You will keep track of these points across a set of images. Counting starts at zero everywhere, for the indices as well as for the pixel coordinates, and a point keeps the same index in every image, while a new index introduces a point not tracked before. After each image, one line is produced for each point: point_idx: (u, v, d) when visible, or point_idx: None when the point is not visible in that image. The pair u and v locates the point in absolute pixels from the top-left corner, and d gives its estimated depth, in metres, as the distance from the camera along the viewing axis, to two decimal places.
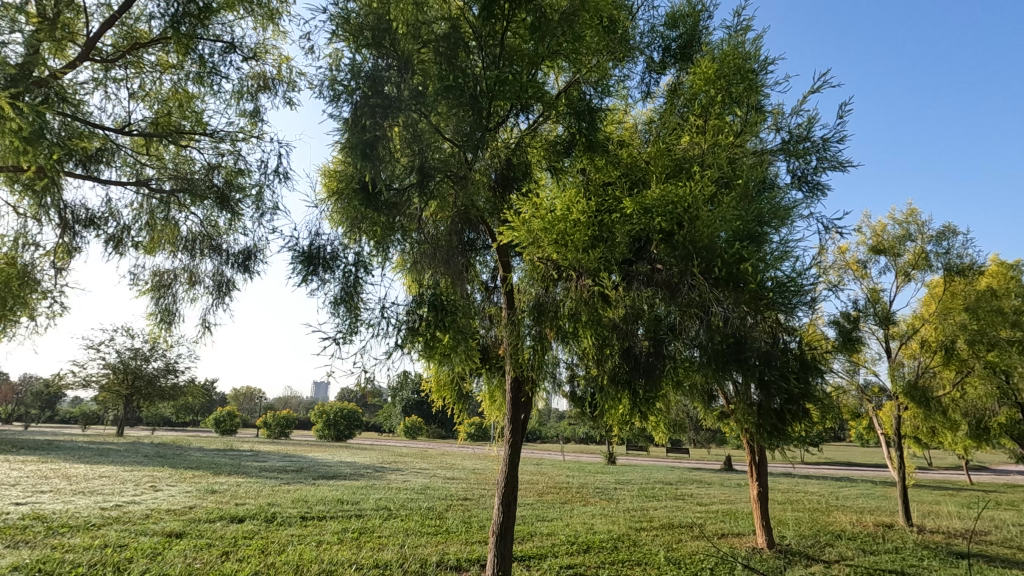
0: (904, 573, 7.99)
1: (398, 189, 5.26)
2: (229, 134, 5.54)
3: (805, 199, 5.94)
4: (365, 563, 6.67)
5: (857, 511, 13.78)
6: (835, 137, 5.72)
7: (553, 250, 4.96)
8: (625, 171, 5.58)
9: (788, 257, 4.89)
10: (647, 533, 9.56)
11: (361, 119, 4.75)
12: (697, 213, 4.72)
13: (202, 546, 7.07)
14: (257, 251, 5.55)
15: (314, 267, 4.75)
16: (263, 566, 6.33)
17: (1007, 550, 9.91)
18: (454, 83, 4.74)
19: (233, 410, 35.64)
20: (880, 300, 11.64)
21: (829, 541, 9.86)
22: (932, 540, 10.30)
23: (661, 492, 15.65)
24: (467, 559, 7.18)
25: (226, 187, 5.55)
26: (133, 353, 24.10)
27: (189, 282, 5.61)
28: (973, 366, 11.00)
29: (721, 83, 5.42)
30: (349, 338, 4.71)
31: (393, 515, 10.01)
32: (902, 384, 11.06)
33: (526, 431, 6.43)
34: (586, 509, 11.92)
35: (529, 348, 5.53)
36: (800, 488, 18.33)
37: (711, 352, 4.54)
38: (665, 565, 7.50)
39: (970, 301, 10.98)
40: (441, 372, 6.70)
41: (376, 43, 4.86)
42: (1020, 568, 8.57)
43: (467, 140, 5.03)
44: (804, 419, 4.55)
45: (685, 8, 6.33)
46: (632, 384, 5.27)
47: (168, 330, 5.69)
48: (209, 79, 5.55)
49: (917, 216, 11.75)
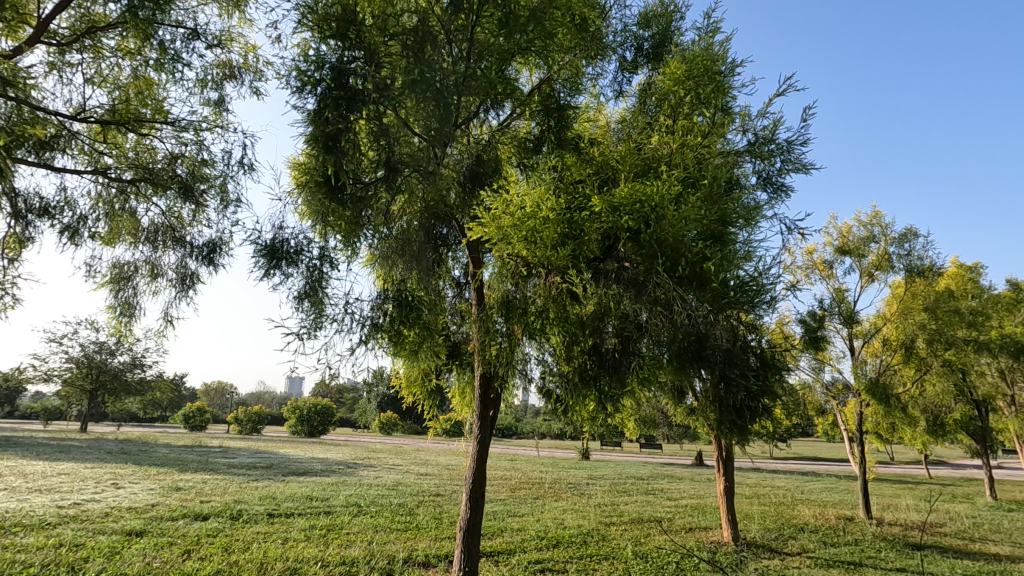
0: (862, 564, 8.24)
1: (364, 183, 5.11)
2: (192, 123, 5.39)
3: (769, 200, 6.10)
4: (331, 560, 6.61)
5: (820, 504, 14.15)
6: (798, 139, 5.88)
7: (523, 247, 4.99)
8: (596, 168, 5.58)
9: (751, 257, 5.00)
10: (616, 528, 9.68)
11: (325, 111, 4.64)
12: (664, 212, 4.73)
13: (162, 545, 6.88)
14: (222, 244, 5.42)
15: (278, 260, 4.66)
16: (226, 566, 6.19)
17: (960, 541, 10.31)
18: (420, 76, 4.72)
19: (202, 406, 34.90)
20: (845, 300, 11.91)
21: (792, 534, 10.11)
22: (890, 532, 10.63)
23: (633, 487, 15.85)
24: (435, 556, 7.17)
25: (190, 178, 5.41)
26: (98, 347, 23.41)
27: (150, 275, 5.46)
28: (931, 364, 11.38)
29: (691, 83, 5.51)
30: (313, 333, 4.63)
31: (363, 511, 9.95)
32: (864, 381, 11.39)
33: (495, 426, 6.43)
34: (557, 504, 12.00)
35: (499, 343, 5.47)
36: (768, 483, 18.77)
37: (674, 349, 4.63)
38: (631, 559, 7.61)
39: (930, 301, 11.33)
40: (410, 368, 6.66)
41: (341, 34, 4.73)
42: (970, 558, 8.92)
43: (436, 135, 5.01)
44: (764, 415, 4.65)
45: (658, 9, 6.40)
46: (599, 381, 5.30)
47: (127, 324, 5.54)
48: (171, 67, 5.38)
49: (881, 218, 12.09)
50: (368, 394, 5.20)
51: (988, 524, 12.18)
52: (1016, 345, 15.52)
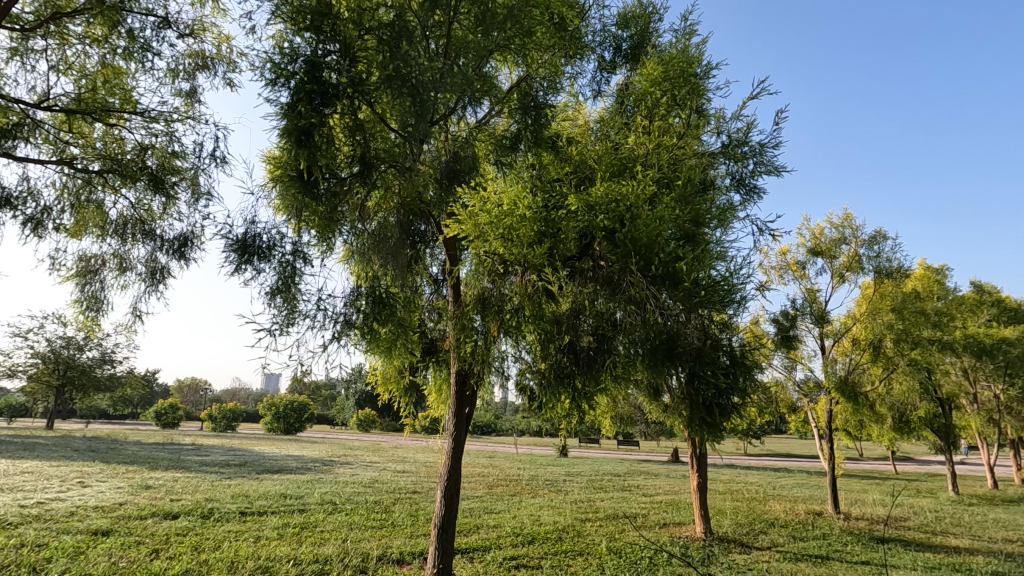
0: (829, 557, 8.45)
1: (337, 179, 5.04)
2: (163, 114, 5.27)
3: (742, 202, 6.25)
4: (304, 558, 6.55)
5: (790, 500, 14.47)
6: (771, 142, 6.01)
7: (499, 245, 5.01)
8: (573, 167, 5.71)
9: (724, 258, 5.13)
10: (591, 524, 9.77)
11: (298, 105, 4.54)
12: (638, 212, 4.78)
13: (129, 544, 6.74)
14: (194, 238, 5.32)
15: (249, 256, 4.59)
16: (195, 565, 6.07)
17: (923, 534, 10.64)
18: (396, 72, 4.70)
19: (175, 402, 34.20)
20: (817, 300, 12.14)
21: (763, 529, 10.31)
22: (856, 526, 10.93)
23: (609, 484, 15.99)
24: (409, 553, 7.17)
25: (160, 170, 5.29)
26: (66, 342, 22.75)
27: (118, 268, 5.34)
28: (898, 364, 11.75)
29: (667, 85, 5.60)
30: (285, 329, 4.57)
31: (338, 509, 9.89)
32: (834, 379, 11.65)
33: (471, 423, 6.45)
34: (534, 501, 12.06)
35: (475, 341, 5.45)
36: (741, 479, 19.14)
37: (647, 348, 4.71)
38: (605, 554, 7.70)
39: (898, 301, 11.60)
40: (386, 365, 6.64)
41: (315, 27, 4.63)
42: (932, 551, 9.22)
43: (412, 131, 4.89)
44: (733, 413, 4.87)
45: (636, 10, 6.45)
46: (573, 377, 5.26)
47: (95, 318, 5.42)
48: (141, 56, 5.25)
49: (852, 220, 12.39)
50: (344, 392, 5.14)
51: (949, 518, 12.59)
52: (978, 345, 16.11)
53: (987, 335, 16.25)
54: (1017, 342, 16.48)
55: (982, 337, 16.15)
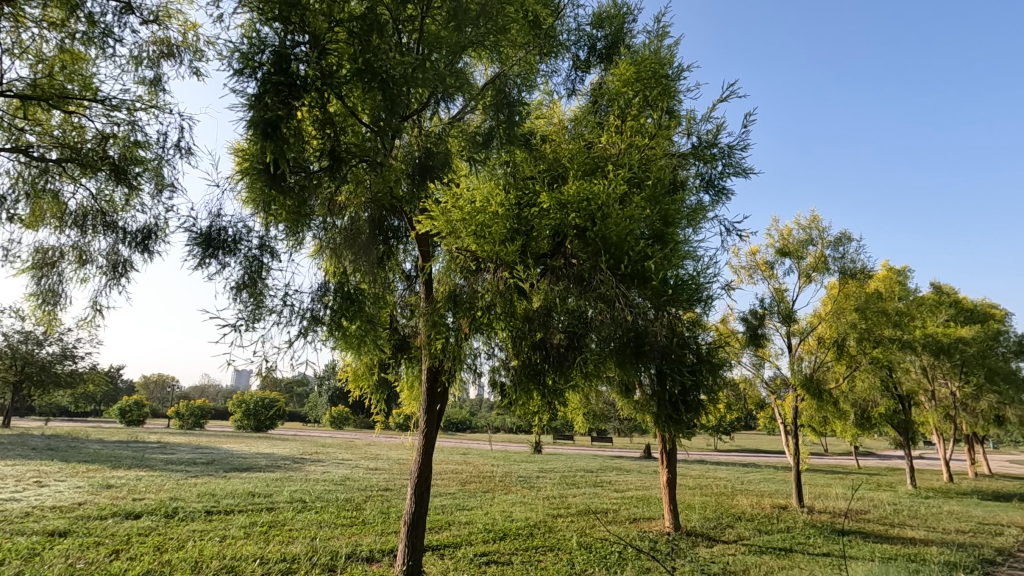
0: (792, 549, 8.70)
1: (306, 173, 4.91)
2: (125, 102, 5.08)
3: (711, 203, 6.41)
4: (271, 557, 6.47)
5: (757, 494, 14.82)
6: (739, 145, 6.14)
7: (471, 242, 5.00)
8: (547, 166, 5.77)
9: (691, 257, 5.28)
10: (563, 520, 9.87)
11: (264, 97, 4.35)
12: (609, 211, 4.81)
13: (88, 545, 6.55)
14: (158, 230, 5.17)
15: (214, 250, 4.49)
16: (156, 566, 5.94)
17: (881, 526, 11.03)
18: (367, 65, 4.59)
19: (140, 399, 33.29)
20: (784, 299, 12.43)
21: (729, 523, 10.53)
22: (819, 519, 11.26)
23: (581, 480, 16.18)
24: (379, 550, 7.13)
25: (122, 160, 5.12)
26: (24, 337, 21.87)
27: (77, 261, 5.16)
28: (860, 361, 12.13)
29: (639, 85, 5.68)
30: (251, 325, 4.48)
31: (307, 507, 9.76)
32: (800, 376, 11.96)
33: (442, 421, 6.43)
34: (506, 497, 12.11)
35: (446, 340, 5.31)
36: (710, 474, 19.54)
37: (615, 347, 4.80)
38: (576, 550, 7.78)
39: (861, 301, 11.97)
40: (356, 362, 6.59)
41: (284, 17, 4.48)
42: (889, 542, 9.54)
43: (384, 126, 4.90)
44: (699, 410, 4.98)
45: (611, 10, 6.49)
46: (543, 374, 5.31)
47: (53, 312, 5.24)
48: (101, 42, 5.07)
49: (818, 222, 12.74)
50: (317, 389, 5.06)
51: (906, 511, 13.07)
52: (936, 344, 16.76)
53: (944, 335, 16.91)
54: (972, 342, 17.20)
55: (939, 337, 16.81)
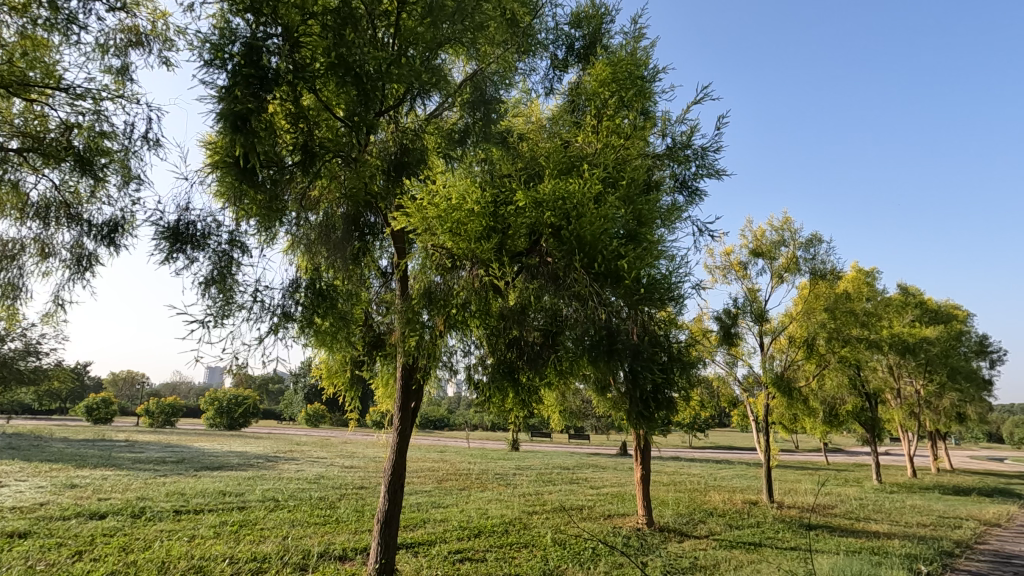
0: (761, 544, 8.88)
1: (277, 168, 4.81)
2: (90, 91, 4.93)
3: (684, 203, 6.54)
4: (241, 556, 6.39)
5: (729, 490, 15.11)
6: (712, 147, 6.24)
7: (447, 239, 4.96)
8: (523, 164, 5.73)
9: (665, 257, 5.35)
10: (538, 517, 9.93)
11: (234, 90, 4.24)
12: (584, 211, 4.85)
13: (50, 546, 6.38)
14: (125, 224, 5.05)
15: (182, 244, 4.40)
16: (121, 566, 5.83)
17: (847, 521, 11.35)
18: (340, 59, 4.51)
19: (109, 397, 32.43)
20: (757, 299, 12.67)
21: (701, 519, 10.71)
22: (787, 514, 11.52)
23: (557, 477, 16.30)
24: (353, 549, 7.08)
25: (87, 151, 4.99)
26: None
27: (40, 254, 5.01)
28: (829, 360, 12.44)
29: (615, 85, 5.73)
30: (220, 322, 4.39)
31: (279, 506, 9.60)
32: (771, 374, 12.21)
33: (417, 418, 6.41)
34: (482, 495, 12.12)
35: (421, 336, 5.25)
36: (684, 471, 19.85)
37: (587, 344, 4.83)
38: (550, 546, 7.84)
39: (830, 301, 12.29)
40: (330, 359, 6.54)
41: (255, 8, 4.38)
42: (854, 536, 9.81)
43: (359, 121, 4.85)
44: (668, 408, 5.01)
45: (589, 10, 6.53)
46: (516, 369, 5.43)
47: (12, 306, 5.06)
48: (65, 29, 4.91)
49: (791, 224, 13.01)
50: (293, 385, 5.00)
51: (871, 505, 13.46)
52: (901, 343, 17.27)
53: (910, 335, 17.43)
54: (936, 342, 17.79)
55: (905, 337, 17.34)
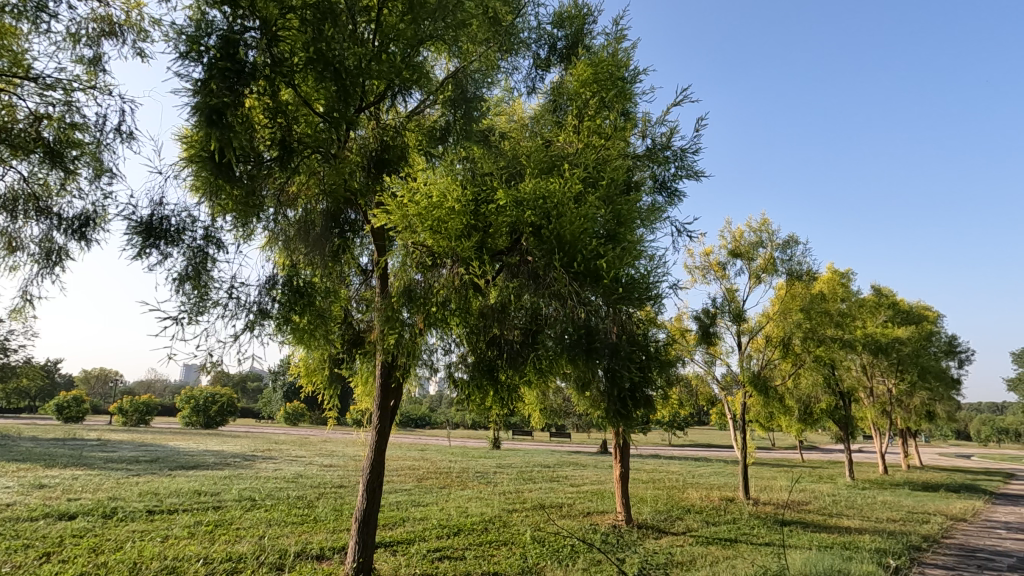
0: (737, 540, 9.04)
1: (254, 164, 4.73)
2: (61, 82, 4.80)
3: (664, 204, 6.62)
4: (216, 556, 6.30)
5: (706, 487, 15.31)
6: (690, 148, 6.34)
7: (427, 237, 4.93)
8: (505, 163, 5.67)
9: (643, 257, 5.40)
10: (517, 515, 9.97)
11: (209, 83, 4.16)
12: (564, 211, 4.92)
13: (16, 548, 6.22)
14: (97, 218, 4.93)
15: (155, 240, 4.31)
16: (91, 567, 5.71)
17: (820, 516, 11.60)
18: (319, 54, 4.47)
19: (80, 395, 31.62)
20: (735, 299, 12.86)
21: (679, 516, 10.85)
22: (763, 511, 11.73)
23: (537, 475, 16.35)
24: (331, 548, 7.03)
25: (58, 144, 4.87)
26: None
27: (7, 248, 4.88)
28: (803, 360, 12.70)
29: (596, 86, 5.80)
30: (195, 319, 4.33)
31: (256, 506, 9.47)
32: (748, 373, 12.38)
33: (396, 416, 6.38)
34: (463, 493, 12.11)
35: (401, 334, 5.27)
36: (663, 468, 20.08)
37: (565, 344, 4.82)
38: (528, 543, 7.87)
39: (806, 302, 12.53)
40: (309, 357, 6.48)
41: (232, 1, 4.32)
42: (826, 532, 10.05)
43: (338, 117, 4.77)
44: (647, 407, 5.04)
45: (572, 10, 6.55)
46: (496, 369, 5.42)
47: None
48: (35, 17, 4.77)
49: (768, 225, 13.22)
50: (271, 383, 4.95)
51: (843, 502, 13.76)
52: (874, 343, 17.67)
53: (883, 335, 17.86)
54: (907, 342, 18.26)
55: (878, 337, 17.76)
